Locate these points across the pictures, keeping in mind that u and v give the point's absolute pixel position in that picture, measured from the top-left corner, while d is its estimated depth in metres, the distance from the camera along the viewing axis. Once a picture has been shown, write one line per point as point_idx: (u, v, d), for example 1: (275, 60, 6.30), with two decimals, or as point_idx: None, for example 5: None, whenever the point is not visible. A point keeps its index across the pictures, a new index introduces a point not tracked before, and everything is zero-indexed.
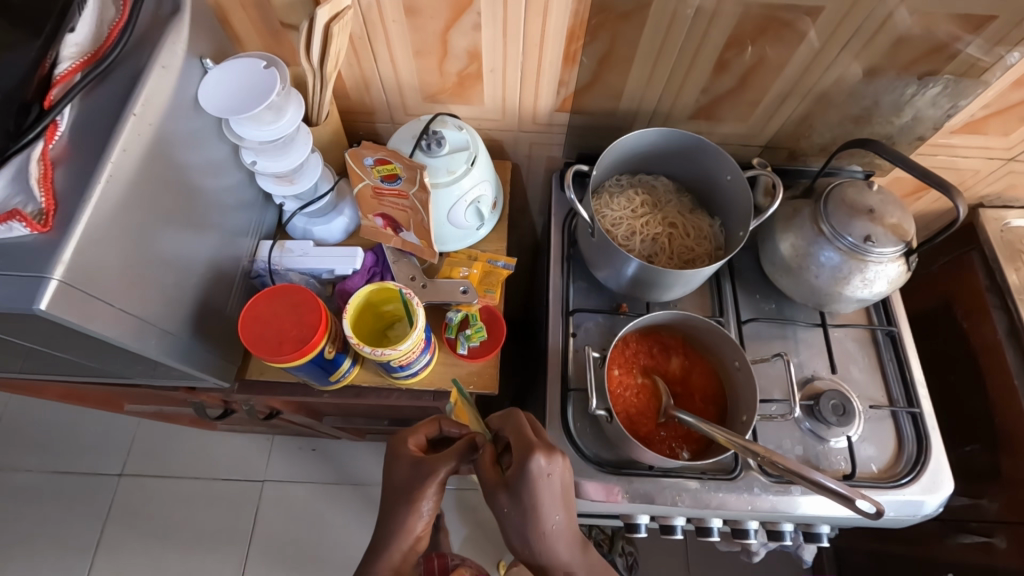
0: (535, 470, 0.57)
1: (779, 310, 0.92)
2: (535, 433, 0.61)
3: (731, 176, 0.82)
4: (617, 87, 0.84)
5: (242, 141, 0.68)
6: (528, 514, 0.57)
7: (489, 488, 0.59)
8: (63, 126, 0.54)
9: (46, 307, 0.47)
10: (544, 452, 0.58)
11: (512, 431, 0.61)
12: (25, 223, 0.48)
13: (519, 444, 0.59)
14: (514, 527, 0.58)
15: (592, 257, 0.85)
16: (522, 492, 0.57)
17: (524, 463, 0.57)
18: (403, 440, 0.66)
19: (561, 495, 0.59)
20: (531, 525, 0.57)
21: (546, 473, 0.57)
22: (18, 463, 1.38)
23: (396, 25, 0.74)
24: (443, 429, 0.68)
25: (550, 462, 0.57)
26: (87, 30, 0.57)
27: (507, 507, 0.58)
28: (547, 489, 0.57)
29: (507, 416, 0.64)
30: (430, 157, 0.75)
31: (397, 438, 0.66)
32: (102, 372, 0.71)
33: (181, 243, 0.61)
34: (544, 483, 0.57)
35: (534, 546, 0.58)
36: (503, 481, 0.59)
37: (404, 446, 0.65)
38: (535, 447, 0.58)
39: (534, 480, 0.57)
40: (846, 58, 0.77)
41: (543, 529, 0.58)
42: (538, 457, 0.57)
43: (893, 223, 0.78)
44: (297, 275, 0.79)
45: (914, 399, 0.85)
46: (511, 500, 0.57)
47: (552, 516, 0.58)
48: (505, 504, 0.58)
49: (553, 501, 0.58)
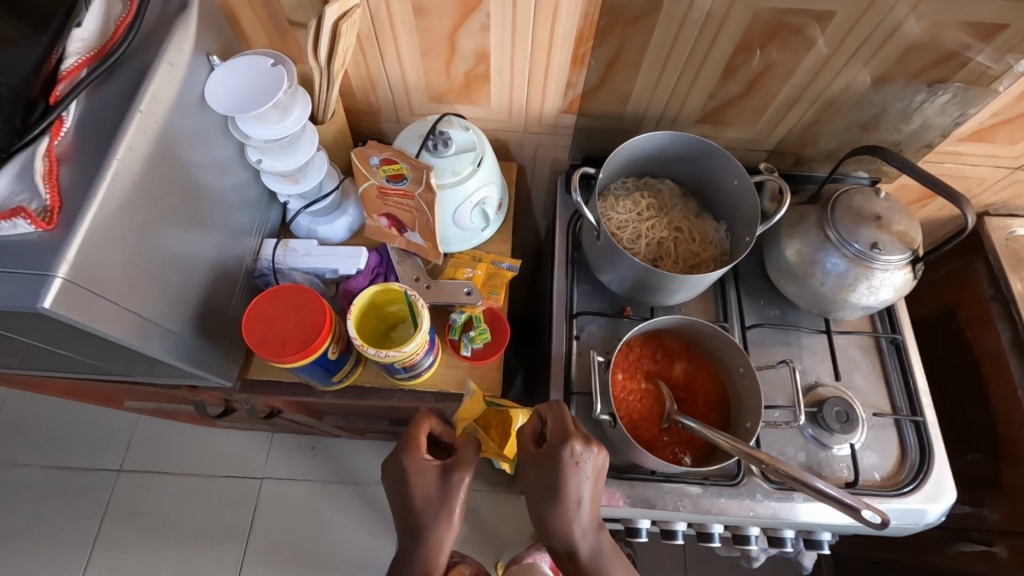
0: (567, 454, 0.58)
1: (783, 317, 0.92)
2: (575, 422, 0.62)
3: (738, 181, 0.82)
4: (624, 89, 0.84)
5: (247, 139, 0.68)
6: (551, 488, 0.58)
7: (522, 456, 0.63)
8: (69, 122, 0.53)
9: (51, 306, 0.46)
10: (579, 441, 0.59)
11: (551, 418, 0.62)
12: (29, 221, 0.47)
13: (559, 427, 0.60)
14: (534, 499, 0.60)
15: (596, 260, 0.84)
16: (549, 469, 0.59)
17: (559, 445, 0.58)
18: (417, 461, 0.64)
19: (589, 483, 0.59)
20: (551, 501, 0.58)
21: (577, 460, 0.58)
22: (16, 458, 1.38)
23: (403, 25, 0.73)
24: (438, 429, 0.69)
25: (584, 451, 0.58)
26: (94, 25, 0.56)
27: (531, 478, 0.60)
28: (575, 475, 0.58)
29: (551, 406, 0.65)
30: (436, 157, 0.75)
31: (410, 456, 0.65)
32: (104, 370, 0.70)
33: (185, 242, 0.61)
34: (574, 469, 0.58)
35: (549, 521, 0.59)
36: (535, 454, 0.61)
37: (416, 461, 0.64)
38: (572, 435, 0.59)
39: (564, 464, 0.58)
40: (856, 65, 0.77)
41: (563, 506, 0.58)
42: (573, 444, 0.58)
43: (901, 231, 0.78)
44: (301, 274, 0.78)
45: (918, 407, 0.85)
46: (538, 472, 0.60)
47: (575, 495, 0.58)
48: (532, 472, 0.60)
49: (580, 486, 0.58)
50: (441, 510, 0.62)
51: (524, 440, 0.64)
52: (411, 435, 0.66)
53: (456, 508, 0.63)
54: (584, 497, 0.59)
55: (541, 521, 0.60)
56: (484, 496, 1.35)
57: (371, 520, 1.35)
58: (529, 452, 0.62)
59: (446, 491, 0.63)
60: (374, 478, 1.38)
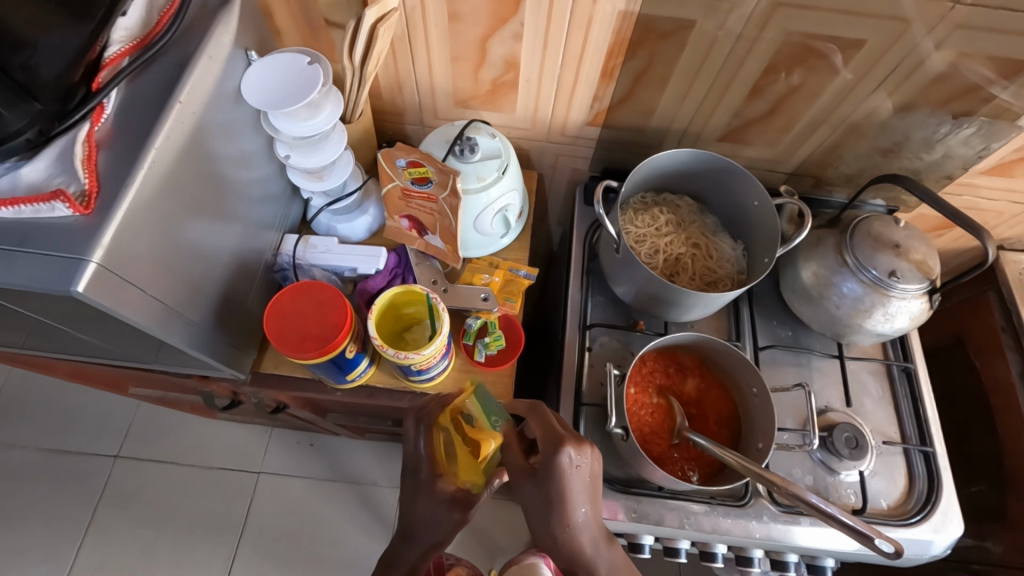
0: (563, 462, 0.56)
1: (795, 338, 0.92)
2: (563, 425, 0.60)
3: (758, 203, 0.83)
4: (649, 104, 0.85)
5: (277, 134, 0.68)
6: (552, 500, 0.57)
7: (516, 473, 0.60)
8: (108, 110, 0.54)
9: (83, 290, 0.46)
10: (573, 444, 0.57)
11: (536, 426, 0.60)
12: (67, 204, 0.47)
13: (550, 434, 0.58)
14: (538, 517, 0.59)
15: (612, 272, 0.85)
16: (547, 480, 0.57)
17: (556, 452, 0.56)
18: (441, 480, 0.68)
19: (584, 488, 0.58)
20: (556, 517, 0.57)
21: (574, 465, 0.56)
22: (15, 439, 1.37)
23: (436, 29, 0.74)
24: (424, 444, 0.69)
25: (579, 455, 0.57)
26: (138, 16, 0.57)
27: (533, 494, 0.58)
28: (575, 482, 0.57)
29: (535, 411, 0.63)
30: (462, 162, 0.76)
31: (427, 472, 0.69)
32: (120, 356, 0.71)
33: (208, 232, 0.61)
34: (571, 476, 0.57)
35: (559, 535, 0.58)
36: (530, 468, 0.59)
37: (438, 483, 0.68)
38: (564, 439, 0.57)
39: (562, 473, 0.56)
40: (881, 93, 0.77)
41: (568, 517, 0.58)
42: (567, 449, 0.56)
43: (919, 259, 0.78)
44: (320, 271, 0.78)
45: (927, 437, 0.85)
46: (537, 487, 0.58)
47: (575, 503, 0.57)
48: (531, 488, 0.59)
49: (581, 493, 0.57)
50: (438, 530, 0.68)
51: (511, 454, 0.62)
52: (423, 452, 0.69)
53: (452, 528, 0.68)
54: (584, 503, 0.58)
55: (553, 537, 0.59)
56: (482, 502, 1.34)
57: (367, 519, 1.34)
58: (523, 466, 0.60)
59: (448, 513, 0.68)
60: (371, 478, 1.38)
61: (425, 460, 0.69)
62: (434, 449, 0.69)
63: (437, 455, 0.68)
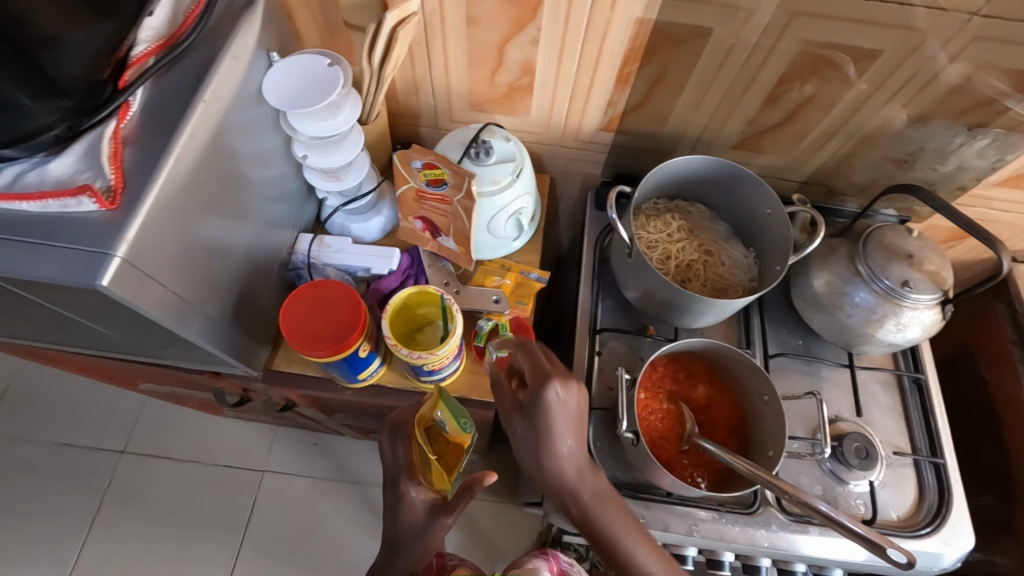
0: (549, 398, 0.61)
1: (805, 347, 0.91)
2: (552, 363, 0.64)
3: (770, 210, 0.83)
4: (663, 111, 0.85)
5: (295, 134, 0.69)
6: (540, 433, 0.62)
7: (507, 407, 0.66)
8: (134, 107, 0.54)
9: (108, 284, 0.47)
10: (560, 381, 0.62)
11: (525, 363, 0.64)
12: (93, 199, 0.48)
13: (539, 372, 0.62)
14: (527, 447, 0.64)
15: (623, 277, 0.85)
16: (536, 415, 0.62)
17: (544, 389, 0.61)
18: (416, 487, 0.72)
19: (571, 420, 0.63)
20: (542, 446, 0.62)
21: (560, 399, 0.61)
22: (23, 432, 1.38)
23: (454, 33, 0.75)
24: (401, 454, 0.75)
25: (565, 392, 0.61)
26: (164, 15, 0.58)
27: (522, 427, 0.64)
28: (561, 416, 0.62)
29: (523, 348, 0.67)
30: (478, 165, 0.76)
31: (404, 481, 0.73)
32: (135, 351, 0.71)
33: (226, 229, 0.62)
34: (557, 410, 0.61)
35: (548, 462, 0.63)
36: (519, 403, 0.64)
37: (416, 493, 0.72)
38: (552, 376, 0.62)
39: (549, 408, 0.61)
40: (895, 104, 0.78)
41: (555, 446, 0.62)
42: (555, 385, 0.61)
43: (932, 270, 0.78)
44: (334, 270, 0.79)
45: (938, 449, 0.85)
46: (526, 421, 0.63)
47: (562, 435, 0.62)
48: (521, 421, 0.64)
49: (567, 425, 0.62)
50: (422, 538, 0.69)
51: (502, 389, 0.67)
52: (401, 461, 0.74)
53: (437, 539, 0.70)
54: (572, 433, 0.63)
55: (543, 464, 0.63)
56: (484, 505, 1.33)
57: (370, 520, 1.34)
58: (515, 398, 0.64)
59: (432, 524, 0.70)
60: (375, 479, 1.38)
61: (403, 469, 0.74)
62: (411, 458, 0.75)
63: (413, 462, 0.74)
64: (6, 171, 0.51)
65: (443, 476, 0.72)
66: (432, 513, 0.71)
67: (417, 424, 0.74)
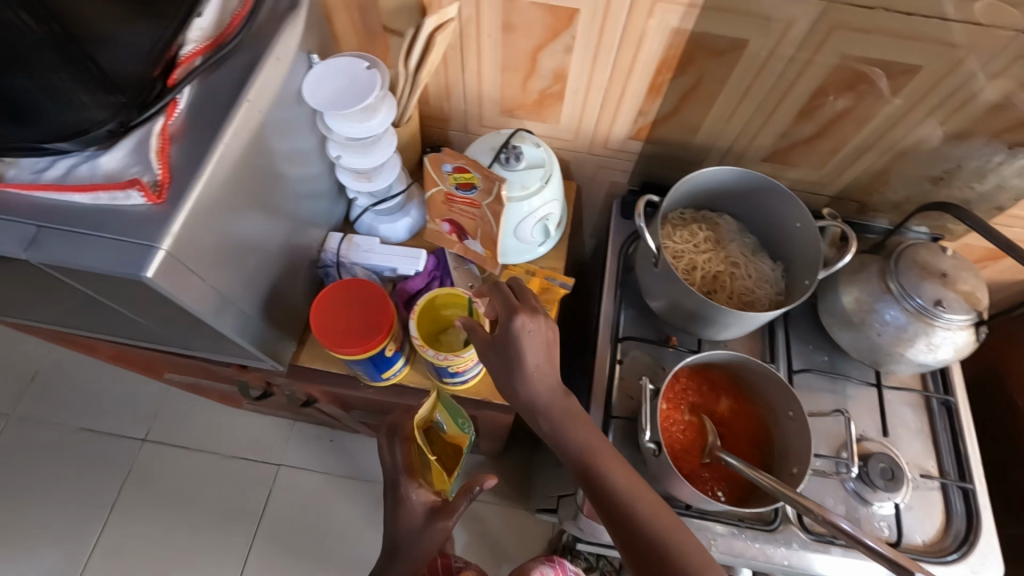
0: (517, 328, 0.63)
1: (831, 364, 0.90)
2: (521, 298, 0.66)
3: (800, 224, 0.82)
4: (694, 122, 0.85)
5: (331, 134, 0.71)
6: (511, 362, 0.63)
7: (479, 345, 0.67)
8: (181, 105, 0.56)
9: (152, 275, 0.48)
10: (526, 313, 0.64)
11: (492, 299, 0.67)
12: (142, 193, 0.50)
13: (505, 305, 0.64)
14: (501, 379, 0.65)
15: (648, 286, 0.85)
16: (505, 346, 0.63)
17: (510, 319, 0.63)
18: (416, 489, 0.74)
19: (542, 351, 0.64)
20: (514, 374, 0.63)
21: (526, 329, 0.63)
22: (50, 416, 1.42)
23: (490, 40, 0.76)
24: (399, 456, 0.75)
25: (532, 321, 0.63)
26: (212, 16, 0.60)
27: (495, 360, 0.65)
28: (528, 344, 0.63)
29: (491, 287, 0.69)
30: (508, 170, 0.77)
31: (404, 483, 0.74)
32: (167, 341, 0.73)
33: (261, 225, 0.63)
34: (525, 339, 0.63)
35: (523, 396, 0.64)
36: (490, 339, 0.65)
37: (415, 495, 0.73)
38: (517, 308, 0.64)
39: (516, 337, 0.63)
40: (932, 121, 0.76)
41: (526, 378, 0.63)
42: (519, 315, 0.63)
43: (966, 290, 0.76)
44: (362, 269, 0.80)
45: (967, 474, 0.83)
46: (498, 353, 0.64)
47: (531, 366, 0.63)
48: (493, 355, 0.65)
49: (536, 355, 0.63)
50: (420, 542, 0.71)
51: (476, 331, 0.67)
52: (399, 463, 0.75)
53: (436, 542, 0.72)
54: (541, 364, 0.63)
55: (521, 399, 0.64)
56: (493, 509, 1.31)
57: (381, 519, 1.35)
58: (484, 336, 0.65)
59: (431, 528, 0.72)
60: None
61: (403, 471, 0.75)
62: (409, 459, 0.76)
63: (412, 463, 0.76)
64: (58, 164, 0.53)
65: (443, 477, 0.74)
66: (430, 516, 0.73)
67: (416, 428, 0.73)
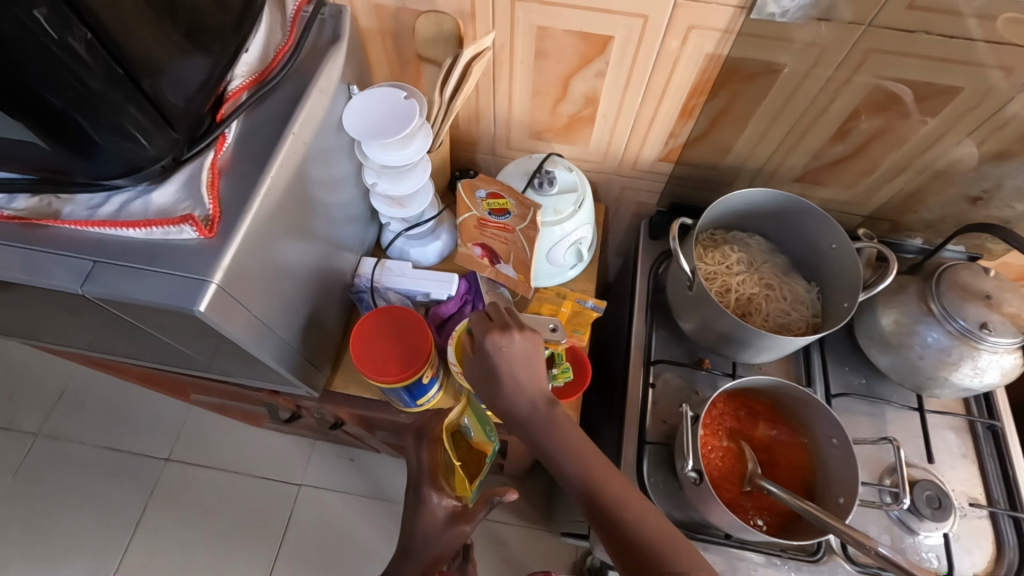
0: (489, 345, 0.63)
1: (868, 387, 0.88)
2: (497, 318, 0.66)
3: (836, 245, 0.81)
4: (726, 143, 0.85)
5: (367, 161, 0.71)
6: (489, 378, 0.63)
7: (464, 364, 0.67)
8: (229, 138, 0.57)
9: (204, 309, 0.49)
10: (499, 330, 0.63)
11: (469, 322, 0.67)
12: (195, 228, 0.50)
13: (478, 325, 0.65)
14: (484, 394, 0.65)
15: (680, 308, 0.84)
16: (482, 362, 0.63)
17: (479, 338, 0.63)
18: (437, 491, 0.70)
19: (523, 366, 0.63)
20: (493, 387, 0.63)
21: (498, 348, 0.62)
22: (76, 434, 1.43)
23: (522, 66, 0.76)
24: (422, 456, 0.72)
25: (504, 337, 0.63)
26: (257, 51, 0.61)
27: (476, 376, 0.65)
28: (503, 360, 0.62)
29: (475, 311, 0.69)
30: (541, 195, 0.78)
31: (426, 485, 0.70)
32: (202, 366, 0.74)
33: (300, 254, 0.63)
34: (500, 355, 0.62)
35: (511, 415, 0.63)
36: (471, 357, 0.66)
37: (436, 496, 0.70)
38: (489, 328, 0.64)
39: (489, 354, 0.63)
40: (970, 142, 0.75)
41: (507, 393, 0.63)
42: (488, 336, 0.63)
43: (1014, 312, 0.73)
44: (394, 294, 0.80)
45: (1019, 502, 0.79)
46: (477, 370, 0.64)
47: (511, 385, 0.62)
48: (474, 372, 0.65)
49: (513, 370, 0.62)
50: (437, 543, 0.70)
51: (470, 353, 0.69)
52: (424, 466, 0.71)
53: (453, 543, 0.70)
54: (521, 380, 0.63)
55: (511, 417, 0.64)
56: (517, 532, 1.29)
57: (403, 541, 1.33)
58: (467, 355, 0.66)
59: (450, 531, 0.69)
60: None
61: (426, 474, 0.72)
62: (434, 461, 0.71)
63: (437, 465, 0.71)
64: (112, 199, 0.54)
65: (466, 484, 0.70)
66: (449, 519, 0.70)
67: (445, 430, 0.70)
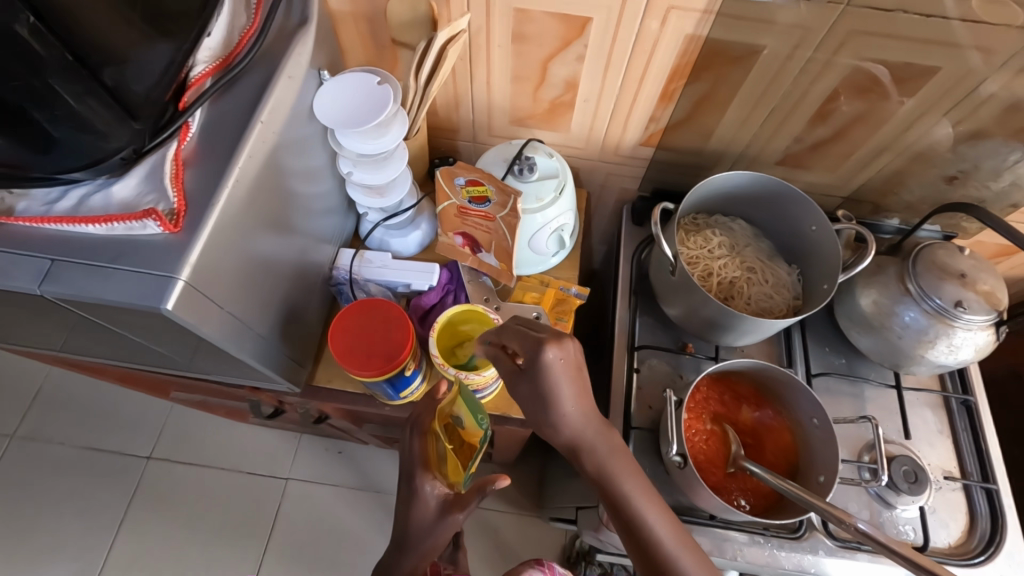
0: (547, 361, 0.58)
1: (849, 366, 0.89)
2: (537, 328, 0.61)
3: (816, 227, 0.81)
4: (708, 127, 0.85)
5: (342, 150, 0.69)
6: (544, 396, 0.59)
7: (507, 378, 0.62)
8: (193, 128, 0.55)
9: (172, 307, 0.47)
10: (555, 341, 0.59)
11: (512, 337, 0.61)
12: (158, 223, 0.48)
13: (528, 339, 0.60)
14: (534, 410, 0.62)
15: (665, 293, 0.84)
16: (537, 380, 0.59)
17: (539, 354, 0.58)
18: (429, 480, 0.65)
19: (575, 377, 0.61)
20: (549, 404, 0.60)
21: (558, 361, 0.58)
22: (55, 434, 1.40)
23: (500, 50, 0.74)
24: (413, 448, 0.67)
25: (562, 350, 0.59)
26: (220, 35, 0.59)
27: (526, 393, 0.61)
28: (562, 375, 0.59)
29: (505, 325, 0.64)
30: (521, 182, 0.76)
31: (418, 476, 0.65)
32: (179, 365, 0.72)
33: (276, 248, 0.61)
34: (558, 371, 0.59)
35: (562, 434, 0.62)
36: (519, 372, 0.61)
37: (428, 485, 0.64)
38: (545, 339, 0.59)
39: (548, 370, 0.58)
40: (947, 122, 0.76)
41: (564, 412, 0.60)
42: (549, 348, 0.58)
43: (987, 290, 0.75)
44: (375, 286, 0.79)
45: (991, 475, 0.82)
46: (530, 386, 0.60)
47: (568, 398, 0.60)
48: (525, 388, 0.61)
49: (570, 384, 0.60)
50: (427, 538, 0.63)
51: (501, 362, 0.63)
52: (416, 455, 0.66)
53: (440, 539, 0.64)
54: (576, 396, 0.61)
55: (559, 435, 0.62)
56: (506, 518, 1.30)
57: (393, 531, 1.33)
58: (513, 371, 0.61)
59: (441, 525, 0.63)
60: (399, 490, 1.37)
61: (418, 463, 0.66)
62: (427, 451, 0.67)
63: (430, 457, 0.67)
64: (71, 194, 0.52)
65: (460, 471, 0.69)
66: (442, 510, 0.63)
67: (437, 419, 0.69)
